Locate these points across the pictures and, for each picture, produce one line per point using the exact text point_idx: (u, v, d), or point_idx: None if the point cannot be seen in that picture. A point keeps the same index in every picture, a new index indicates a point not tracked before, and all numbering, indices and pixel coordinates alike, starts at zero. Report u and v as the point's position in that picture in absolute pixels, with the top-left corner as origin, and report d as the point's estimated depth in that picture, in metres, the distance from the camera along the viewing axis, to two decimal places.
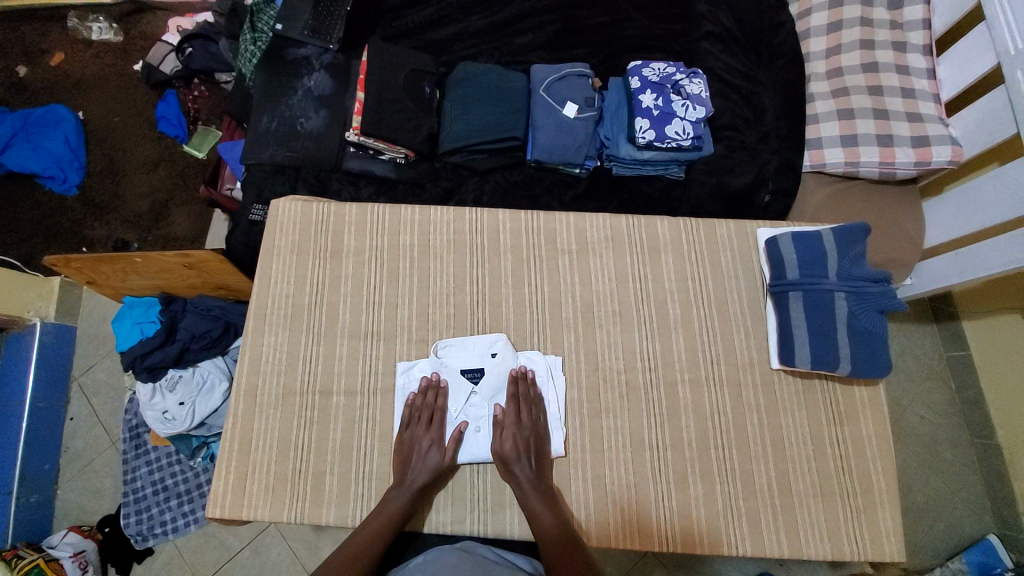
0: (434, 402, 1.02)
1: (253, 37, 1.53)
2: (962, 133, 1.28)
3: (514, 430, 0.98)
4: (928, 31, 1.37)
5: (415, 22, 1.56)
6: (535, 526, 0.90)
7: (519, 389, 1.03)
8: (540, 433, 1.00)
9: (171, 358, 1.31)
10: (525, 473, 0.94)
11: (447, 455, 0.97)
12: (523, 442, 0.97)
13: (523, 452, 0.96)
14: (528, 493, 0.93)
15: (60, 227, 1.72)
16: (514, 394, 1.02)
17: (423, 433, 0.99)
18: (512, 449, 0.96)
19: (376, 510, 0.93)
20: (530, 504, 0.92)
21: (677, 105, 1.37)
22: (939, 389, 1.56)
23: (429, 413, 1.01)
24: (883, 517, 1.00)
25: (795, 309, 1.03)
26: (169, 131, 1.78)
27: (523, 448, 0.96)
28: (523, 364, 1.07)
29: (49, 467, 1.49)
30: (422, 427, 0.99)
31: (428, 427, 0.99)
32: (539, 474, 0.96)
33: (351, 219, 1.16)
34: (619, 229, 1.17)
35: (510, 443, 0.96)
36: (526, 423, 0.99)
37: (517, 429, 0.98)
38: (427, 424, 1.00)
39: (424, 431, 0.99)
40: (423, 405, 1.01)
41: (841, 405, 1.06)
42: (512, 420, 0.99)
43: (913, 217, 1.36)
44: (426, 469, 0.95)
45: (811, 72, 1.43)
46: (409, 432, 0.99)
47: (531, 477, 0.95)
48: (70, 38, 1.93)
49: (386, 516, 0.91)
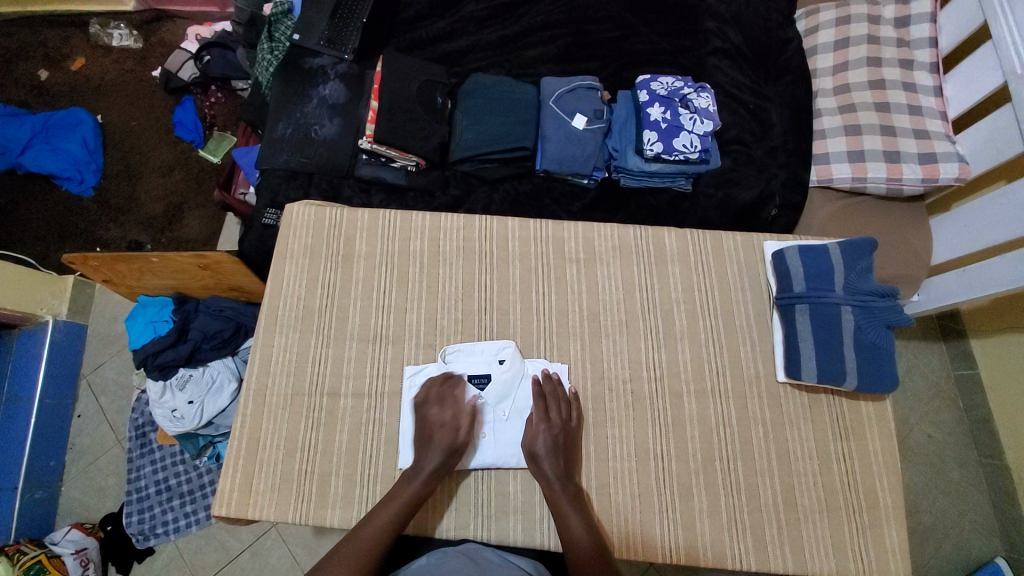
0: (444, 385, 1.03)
1: (271, 46, 1.56)
2: (969, 150, 1.29)
3: (545, 429, 0.98)
4: (935, 49, 1.38)
5: (428, 35, 1.59)
6: (565, 529, 0.90)
7: (545, 389, 1.03)
8: (569, 434, 0.99)
9: (182, 358, 1.33)
10: (551, 472, 0.95)
11: (460, 435, 0.97)
12: (551, 440, 0.97)
13: (554, 452, 0.96)
14: (557, 492, 0.94)
15: (75, 227, 1.75)
16: (540, 393, 1.02)
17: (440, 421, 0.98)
18: (545, 449, 0.96)
19: (383, 504, 0.90)
20: (560, 507, 0.92)
21: (685, 118, 1.39)
22: (947, 408, 1.55)
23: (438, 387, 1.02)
24: (889, 535, 1.00)
25: (801, 322, 1.04)
26: (185, 136, 1.82)
27: (552, 448, 0.96)
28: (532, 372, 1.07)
29: (55, 463, 1.50)
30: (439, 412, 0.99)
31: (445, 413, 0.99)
32: (567, 476, 0.96)
33: (363, 224, 1.18)
34: (626, 239, 1.19)
35: (542, 441, 0.97)
36: (557, 422, 0.99)
37: (545, 428, 0.98)
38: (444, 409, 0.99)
39: (437, 409, 0.99)
40: (438, 389, 1.02)
41: (847, 420, 1.06)
42: (543, 420, 0.99)
43: (920, 234, 1.37)
44: (438, 451, 0.94)
45: (818, 89, 1.45)
46: (421, 410, 1.00)
47: (559, 480, 0.95)
48: (91, 44, 1.98)
49: (394, 512, 0.89)
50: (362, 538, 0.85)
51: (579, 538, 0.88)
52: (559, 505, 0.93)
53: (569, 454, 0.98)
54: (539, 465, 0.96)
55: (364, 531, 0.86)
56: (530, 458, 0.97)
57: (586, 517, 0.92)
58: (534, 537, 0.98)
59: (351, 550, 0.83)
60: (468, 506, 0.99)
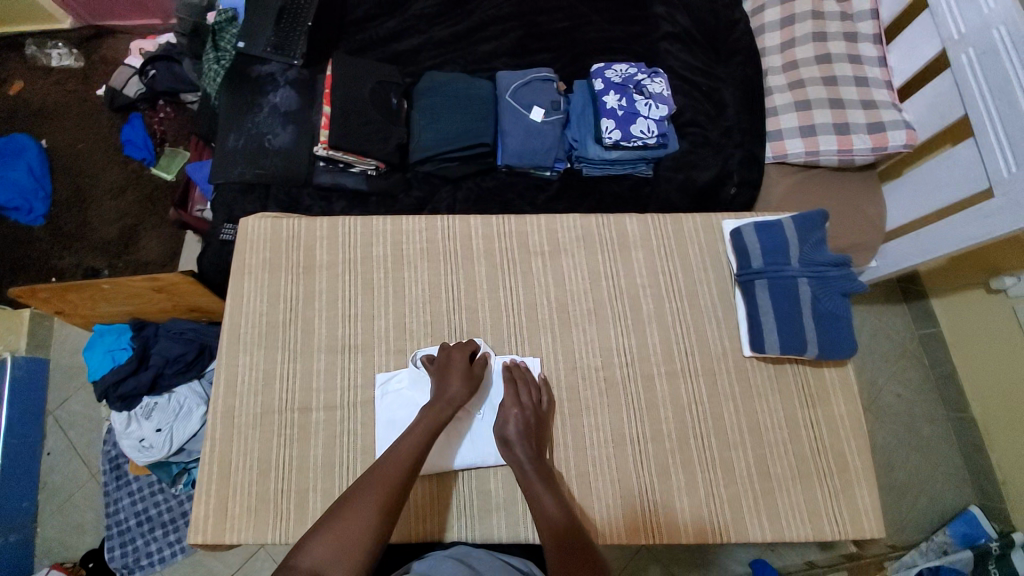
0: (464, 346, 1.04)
1: (217, 56, 1.52)
2: (914, 117, 1.33)
3: (517, 414, 0.98)
4: (877, 20, 1.42)
5: (378, 35, 1.56)
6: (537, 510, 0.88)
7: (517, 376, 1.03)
8: (535, 415, 1.00)
9: (144, 386, 1.29)
10: (522, 457, 0.94)
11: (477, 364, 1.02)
12: (521, 425, 0.97)
13: (526, 436, 0.96)
14: (531, 480, 0.92)
15: (28, 258, 1.68)
16: (510, 378, 1.02)
17: (454, 386, 0.97)
18: (517, 434, 0.96)
19: (364, 487, 0.82)
20: (533, 486, 0.91)
21: (641, 104, 1.40)
22: (913, 366, 1.60)
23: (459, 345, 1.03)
24: (860, 494, 1.03)
25: (762, 297, 1.06)
26: (136, 154, 1.75)
27: (523, 433, 0.96)
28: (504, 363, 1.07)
29: (28, 504, 1.44)
30: (458, 375, 0.99)
31: (465, 377, 0.99)
32: (538, 457, 0.96)
33: (322, 233, 1.16)
34: (589, 228, 1.19)
35: (514, 426, 0.97)
36: (527, 405, 1.00)
37: (510, 415, 0.98)
38: (466, 373, 0.99)
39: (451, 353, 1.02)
40: (460, 353, 1.02)
41: (813, 388, 1.09)
42: (514, 406, 0.98)
43: (874, 202, 1.41)
44: (461, 373, 0.99)
45: (768, 67, 1.47)
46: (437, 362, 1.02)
47: (532, 460, 0.94)
48: (29, 66, 1.90)
49: (376, 496, 0.81)
50: (343, 527, 0.76)
51: (554, 515, 0.86)
52: (533, 486, 0.91)
53: (538, 436, 0.98)
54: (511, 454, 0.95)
55: (346, 520, 0.77)
56: (506, 445, 0.96)
57: (559, 497, 0.90)
58: (517, 531, 0.98)
59: (333, 543, 0.74)
60: (453, 509, 0.99)
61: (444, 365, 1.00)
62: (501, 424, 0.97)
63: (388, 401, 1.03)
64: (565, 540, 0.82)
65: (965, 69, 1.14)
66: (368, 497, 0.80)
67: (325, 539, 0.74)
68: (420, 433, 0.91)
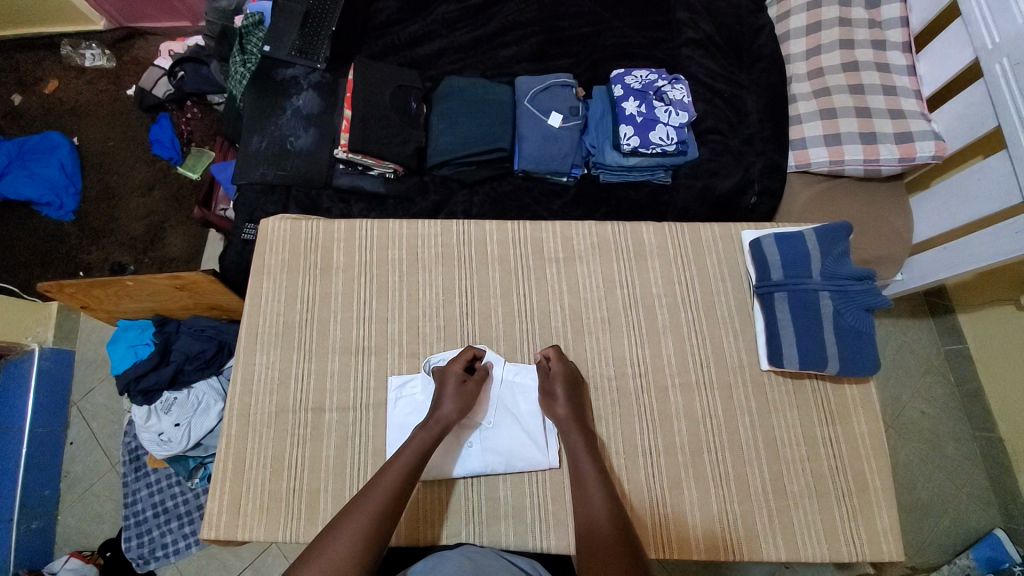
0: (468, 358, 1.03)
1: (243, 58, 1.54)
2: (944, 128, 1.30)
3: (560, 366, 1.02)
4: (907, 28, 1.39)
5: (400, 40, 1.57)
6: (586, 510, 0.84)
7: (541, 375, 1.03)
8: (574, 370, 1.03)
9: (165, 380, 1.32)
10: (563, 411, 0.97)
11: (471, 382, 1.00)
12: (566, 380, 1.00)
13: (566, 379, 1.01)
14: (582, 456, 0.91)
15: (57, 253, 1.73)
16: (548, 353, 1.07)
17: (445, 406, 0.97)
18: (563, 392, 0.99)
19: (354, 507, 0.80)
20: (581, 462, 0.91)
21: (661, 111, 1.38)
22: (938, 382, 1.56)
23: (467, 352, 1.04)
24: (880, 515, 1.01)
25: (781, 310, 1.04)
26: (163, 154, 1.80)
27: (569, 391, 1.00)
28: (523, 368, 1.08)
29: (50, 492, 1.49)
30: (452, 393, 0.98)
31: (458, 395, 0.98)
32: (578, 413, 0.98)
33: (340, 236, 1.17)
34: (606, 236, 1.18)
35: (560, 384, 1.00)
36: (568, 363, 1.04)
37: (556, 370, 1.01)
38: (460, 393, 0.98)
39: (453, 369, 1.01)
40: (459, 371, 1.00)
41: (833, 404, 1.06)
42: (559, 361, 1.03)
43: (901, 214, 1.37)
44: (452, 399, 0.97)
45: (793, 74, 1.44)
46: (440, 382, 1.00)
47: (583, 443, 0.93)
48: (63, 66, 1.96)
49: (366, 515, 0.78)
50: (331, 547, 0.73)
51: (599, 519, 0.81)
52: (582, 466, 0.90)
53: (578, 391, 1.01)
54: (551, 405, 0.99)
55: (335, 537, 0.75)
56: (545, 393, 1.00)
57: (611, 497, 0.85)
58: (526, 540, 0.98)
59: (323, 562, 0.71)
60: (455, 514, 0.99)
61: (440, 384, 1.00)
62: (548, 378, 1.02)
63: (400, 406, 1.04)
64: (599, 543, 0.77)
65: (999, 79, 1.10)
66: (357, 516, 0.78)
67: (316, 557, 0.72)
68: (417, 445, 0.91)
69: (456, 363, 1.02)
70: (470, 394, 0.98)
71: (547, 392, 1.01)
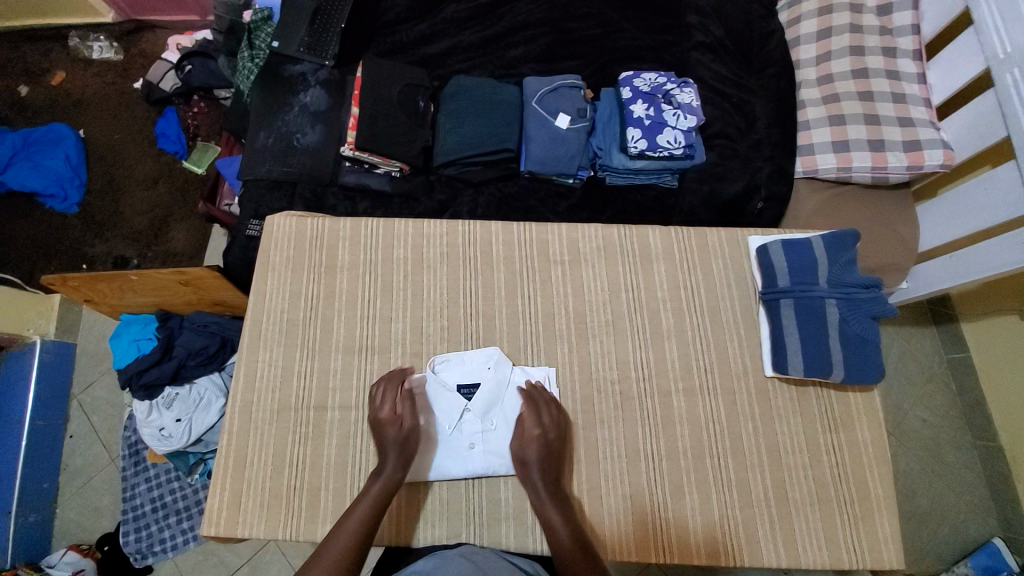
0: (401, 395, 1.00)
1: (252, 54, 1.54)
2: (953, 137, 1.29)
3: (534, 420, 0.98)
4: (918, 35, 1.38)
5: (408, 38, 1.57)
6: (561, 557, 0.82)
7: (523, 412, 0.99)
8: (555, 435, 0.98)
9: (166, 376, 1.32)
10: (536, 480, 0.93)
11: (405, 424, 0.96)
12: (541, 448, 0.96)
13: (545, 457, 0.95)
14: (545, 503, 0.91)
15: (61, 245, 1.74)
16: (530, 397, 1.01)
17: (389, 454, 0.93)
18: (536, 458, 0.95)
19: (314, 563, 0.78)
20: (546, 511, 0.89)
21: (669, 114, 1.38)
22: (939, 391, 1.55)
23: (393, 381, 1.01)
24: (880, 523, 1.00)
25: (787, 317, 1.03)
26: (169, 148, 1.80)
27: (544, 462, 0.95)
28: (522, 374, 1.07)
29: (49, 485, 1.49)
30: (393, 438, 0.95)
31: (398, 441, 0.94)
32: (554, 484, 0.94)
33: (345, 233, 1.17)
34: (612, 239, 1.18)
35: (534, 450, 0.95)
36: (552, 427, 0.99)
37: (531, 434, 0.96)
38: (399, 440, 0.94)
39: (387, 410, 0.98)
40: (387, 413, 0.97)
41: (837, 412, 1.06)
42: (536, 424, 0.98)
43: (907, 222, 1.36)
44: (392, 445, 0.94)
45: (802, 79, 1.44)
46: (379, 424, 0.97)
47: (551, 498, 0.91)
48: (71, 58, 1.96)
49: (327, 569, 0.77)
50: None
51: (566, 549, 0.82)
52: (547, 513, 0.89)
53: (556, 463, 0.96)
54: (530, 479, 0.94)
55: None
56: (522, 433, 0.97)
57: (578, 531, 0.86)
58: (527, 542, 0.98)
59: None
60: (428, 508, 0.99)
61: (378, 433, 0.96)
62: (527, 424, 0.98)
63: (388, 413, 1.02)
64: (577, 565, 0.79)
65: (1010, 89, 1.10)
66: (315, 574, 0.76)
67: None
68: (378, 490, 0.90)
69: (387, 404, 0.98)
70: (406, 434, 0.95)
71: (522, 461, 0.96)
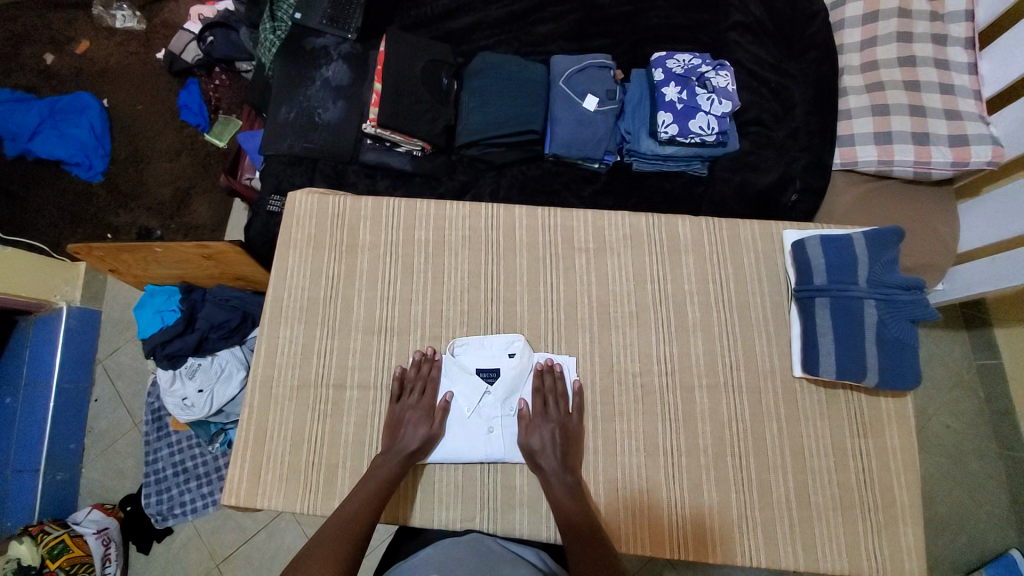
0: (434, 409, 1.00)
1: (273, 26, 1.51)
2: (1004, 132, 1.21)
3: (541, 413, 0.99)
4: (972, 23, 1.28)
5: (434, 11, 1.52)
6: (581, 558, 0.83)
7: (535, 406, 1.00)
8: (569, 424, 0.99)
9: (189, 347, 1.33)
10: (550, 465, 0.94)
11: (435, 424, 0.98)
12: (547, 437, 0.96)
13: (550, 445, 0.96)
14: (554, 486, 0.93)
15: (85, 214, 1.75)
16: (540, 387, 1.02)
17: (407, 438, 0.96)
18: (540, 445, 0.96)
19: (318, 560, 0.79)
20: (556, 496, 0.92)
21: (702, 98, 1.32)
22: (967, 397, 1.50)
23: (429, 390, 1.01)
24: (904, 534, 0.97)
25: (821, 316, 0.99)
26: (191, 120, 1.79)
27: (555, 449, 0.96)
28: (552, 356, 1.06)
29: (75, 446, 1.53)
30: (413, 425, 0.97)
31: (419, 432, 0.96)
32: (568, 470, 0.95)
33: (367, 213, 1.15)
34: (639, 228, 1.14)
35: (538, 437, 0.96)
36: (564, 416, 0.99)
37: (539, 424, 0.98)
38: (420, 427, 0.97)
39: (415, 401, 1.00)
40: (409, 404, 1.00)
41: (866, 416, 1.02)
42: (540, 417, 0.99)
43: (947, 220, 1.30)
44: (416, 436, 0.96)
45: (845, 65, 1.36)
46: (397, 407, 1.00)
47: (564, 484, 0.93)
48: (94, 26, 1.94)
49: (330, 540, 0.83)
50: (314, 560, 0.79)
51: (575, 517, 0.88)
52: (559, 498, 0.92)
53: (568, 451, 0.96)
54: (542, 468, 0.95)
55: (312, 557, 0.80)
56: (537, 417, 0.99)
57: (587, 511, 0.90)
58: (540, 530, 0.97)
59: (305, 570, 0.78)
60: (416, 488, 0.99)
61: (399, 422, 0.99)
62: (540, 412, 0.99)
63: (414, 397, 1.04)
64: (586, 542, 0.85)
65: None
66: (313, 569, 0.78)
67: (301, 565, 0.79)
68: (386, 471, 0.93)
69: (418, 411, 0.99)
70: (432, 426, 0.98)
71: (529, 453, 0.96)
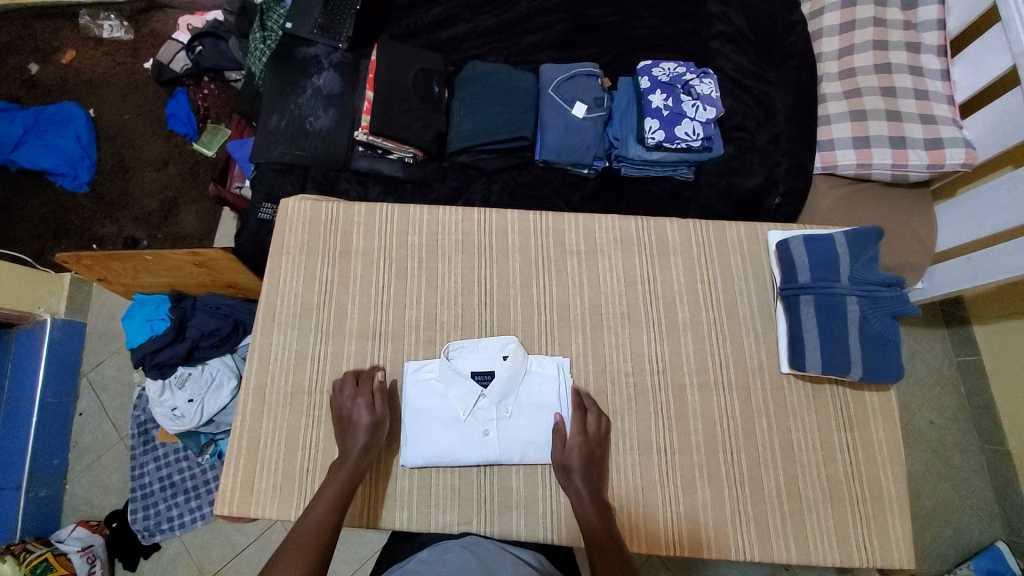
0: (373, 394, 0.99)
1: (263, 35, 1.52)
2: (976, 135, 1.26)
3: (581, 435, 0.97)
4: (943, 31, 1.35)
5: (423, 22, 1.55)
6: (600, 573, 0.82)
7: (575, 421, 0.98)
8: (599, 443, 0.99)
9: (180, 356, 1.32)
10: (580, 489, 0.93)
11: (376, 410, 0.98)
12: (583, 457, 0.95)
13: (586, 466, 0.95)
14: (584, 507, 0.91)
15: (70, 225, 1.73)
16: (579, 404, 1.01)
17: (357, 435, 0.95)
18: (578, 466, 0.94)
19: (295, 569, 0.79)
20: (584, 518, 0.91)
21: (688, 105, 1.35)
22: (949, 394, 1.54)
23: (363, 378, 1.02)
24: (892, 525, 1.00)
25: (806, 313, 1.02)
26: (179, 129, 1.79)
27: (587, 470, 0.95)
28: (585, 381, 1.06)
29: (59, 461, 1.50)
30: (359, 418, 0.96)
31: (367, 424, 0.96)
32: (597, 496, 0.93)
33: (360, 219, 1.16)
34: (628, 231, 1.17)
35: (575, 457, 0.95)
36: (596, 436, 0.98)
37: (575, 442, 0.96)
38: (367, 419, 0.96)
39: (349, 392, 1.00)
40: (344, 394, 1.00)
41: (852, 410, 1.05)
42: (578, 434, 0.97)
43: (926, 221, 1.34)
44: (360, 426, 0.95)
45: (824, 73, 1.42)
46: (336, 399, 1.00)
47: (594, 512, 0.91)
48: (81, 36, 1.94)
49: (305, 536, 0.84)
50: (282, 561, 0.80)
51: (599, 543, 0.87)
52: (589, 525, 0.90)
53: (597, 471, 0.96)
54: (569, 482, 0.94)
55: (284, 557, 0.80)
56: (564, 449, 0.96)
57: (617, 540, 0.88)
58: (537, 532, 0.98)
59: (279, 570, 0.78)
60: (410, 491, 0.99)
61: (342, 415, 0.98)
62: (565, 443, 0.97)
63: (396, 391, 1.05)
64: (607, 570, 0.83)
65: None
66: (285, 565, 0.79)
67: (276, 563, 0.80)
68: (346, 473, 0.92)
69: (357, 398, 0.98)
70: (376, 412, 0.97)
71: (563, 467, 0.95)
